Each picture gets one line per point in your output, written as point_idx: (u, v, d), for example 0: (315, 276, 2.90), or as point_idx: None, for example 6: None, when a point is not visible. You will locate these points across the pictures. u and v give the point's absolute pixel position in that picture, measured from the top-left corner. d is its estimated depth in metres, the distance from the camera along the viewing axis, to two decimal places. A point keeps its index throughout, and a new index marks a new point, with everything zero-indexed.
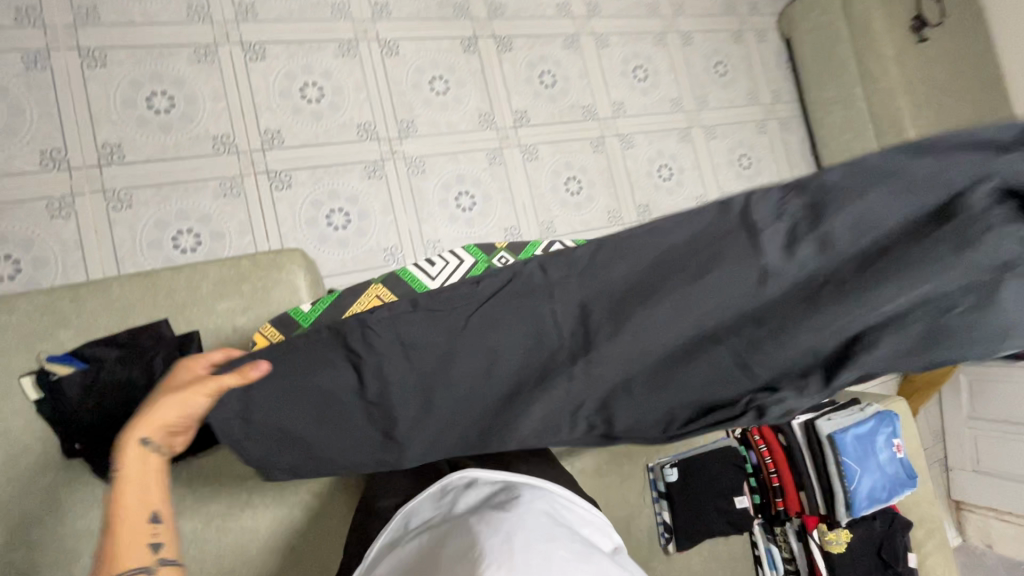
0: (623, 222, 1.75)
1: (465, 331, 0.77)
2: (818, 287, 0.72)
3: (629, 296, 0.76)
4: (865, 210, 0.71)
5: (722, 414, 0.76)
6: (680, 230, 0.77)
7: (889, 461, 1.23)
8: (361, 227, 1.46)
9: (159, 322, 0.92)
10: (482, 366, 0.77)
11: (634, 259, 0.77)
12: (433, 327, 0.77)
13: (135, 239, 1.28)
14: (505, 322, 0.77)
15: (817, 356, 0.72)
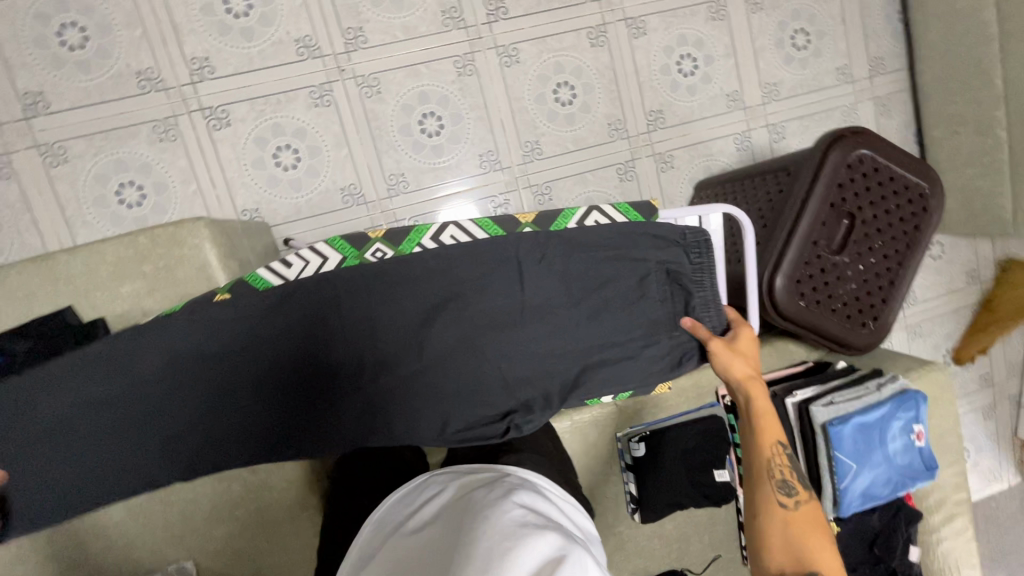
0: (628, 134, 1.46)
1: (262, 327, 0.76)
2: (619, 295, 0.81)
3: (461, 310, 0.79)
4: (703, 256, 0.82)
5: (475, 430, 0.80)
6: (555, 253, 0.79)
7: (904, 452, 0.92)
8: (313, 165, 1.31)
9: (63, 310, 0.88)
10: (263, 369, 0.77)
11: (481, 305, 0.78)
12: (229, 322, 0.75)
13: (79, 196, 1.23)
14: (312, 325, 0.77)
15: (602, 358, 0.81)
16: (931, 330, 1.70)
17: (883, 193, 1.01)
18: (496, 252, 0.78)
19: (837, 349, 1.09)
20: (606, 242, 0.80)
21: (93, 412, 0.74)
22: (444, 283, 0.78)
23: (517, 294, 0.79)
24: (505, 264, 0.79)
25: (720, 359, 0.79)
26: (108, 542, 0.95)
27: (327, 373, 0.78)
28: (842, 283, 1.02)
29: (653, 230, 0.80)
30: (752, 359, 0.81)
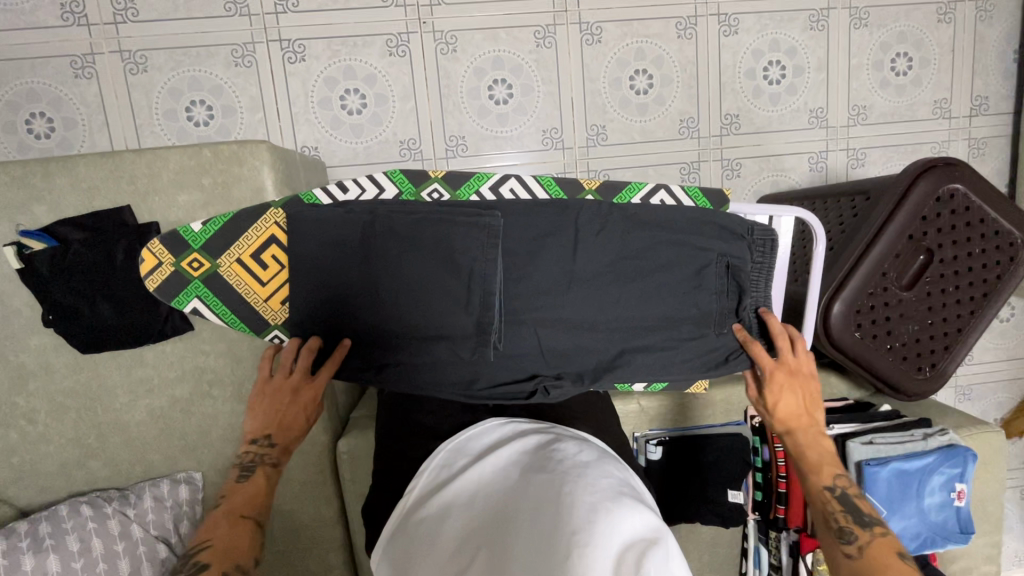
0: (698, 134, 1.40)
1: (333, 250, 0.82)
2: (673, 281, 0.83)
3: (516, 267, 0.82)
4: (765, 257, 0.83)
5: (506, 389, 0.83)
6: (616, 228, 0.82)
7: (940, 509, 0.86)
8: (377, 114, 1.31)
9: (122, 208, 0.90)
10: (326, 291, 0.83)
11: (537, 268, 0.82)
12: (310, 240, 0.83)
13: (152, 107, 1.26)
14: (373, 256, 0.81)
15: (644, 340, 0.83)
16: (981, 394, 1.60)
17: (970, 234, 0.94)
18: (554, 218, 0.81)
19: (884, 391, 1.02)
20: (668, 227, 0.82)
21: (230, 294, 0.89)
22: (506, 241, 0.81)
23: (569, 263, 0.82)
24: (565, 233, 0.82)
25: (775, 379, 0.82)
26: (127, 437, 0.98)
27: (382, 309, 0.81)
28: (903, 322, 0.96)
29: (718, 223, 0.82)
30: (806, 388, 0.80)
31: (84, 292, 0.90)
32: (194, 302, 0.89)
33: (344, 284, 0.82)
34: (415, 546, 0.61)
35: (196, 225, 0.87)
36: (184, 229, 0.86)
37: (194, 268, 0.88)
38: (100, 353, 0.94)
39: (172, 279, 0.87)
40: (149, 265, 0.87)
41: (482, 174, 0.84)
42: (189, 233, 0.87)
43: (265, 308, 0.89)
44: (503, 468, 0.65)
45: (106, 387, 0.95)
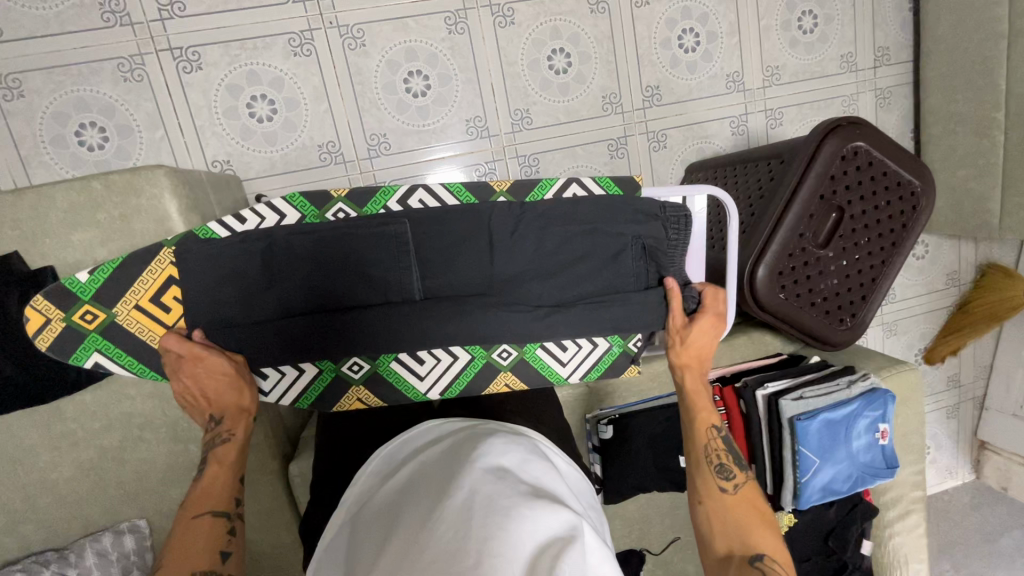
0: (622, 109, 1.40)
1: (248, 273, 0.83)
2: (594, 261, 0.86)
3: (436, 264, 0.84)
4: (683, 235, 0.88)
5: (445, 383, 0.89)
6: (527, 220, 0.85)
7: (867, 449, 0.93)
8: (290, 119, 1.25)
9: (8, 256, 0.83)
10: (248, 313, 0.83)
11: (458, 269, 0.84)
12: (220, 268, 0.83)
13: (36, 135, 1.15)
14: (292, 272, 0.83)
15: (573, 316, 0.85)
16: (905, 328, 1.72)
17: (875, 188, 0.98)
18: (464, 221, 0.85)
19: (812, 344, 1.08)
20: (580, 212, 0.86)
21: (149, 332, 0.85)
22: (422, 249, 0.84)
23: (488, 262, 0.84)
24: (481, 232, 0.85)
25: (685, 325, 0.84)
26: (57, 496, 0.92)
27: (292, 329, 0.82)
28: (824, 278, 1.00)
29: (631, 204, 0.87)
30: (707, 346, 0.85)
31: None
32: (94, 358, 0.85)
33: (260, 311, 0.83)
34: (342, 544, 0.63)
35: (82, 275, 0.83)
36: (70, 280, 0.82)
37: (87, 321, 0.84)
38: (11, 413, 0.87)
39: (64, 336, 0.83)
40: (35, 323, 0.82)
41: (386, 189, 0.86)
42: (76, 285, 0.83)
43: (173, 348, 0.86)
44: (429, 463, 0.65)
45: (24, 449, 0.89)
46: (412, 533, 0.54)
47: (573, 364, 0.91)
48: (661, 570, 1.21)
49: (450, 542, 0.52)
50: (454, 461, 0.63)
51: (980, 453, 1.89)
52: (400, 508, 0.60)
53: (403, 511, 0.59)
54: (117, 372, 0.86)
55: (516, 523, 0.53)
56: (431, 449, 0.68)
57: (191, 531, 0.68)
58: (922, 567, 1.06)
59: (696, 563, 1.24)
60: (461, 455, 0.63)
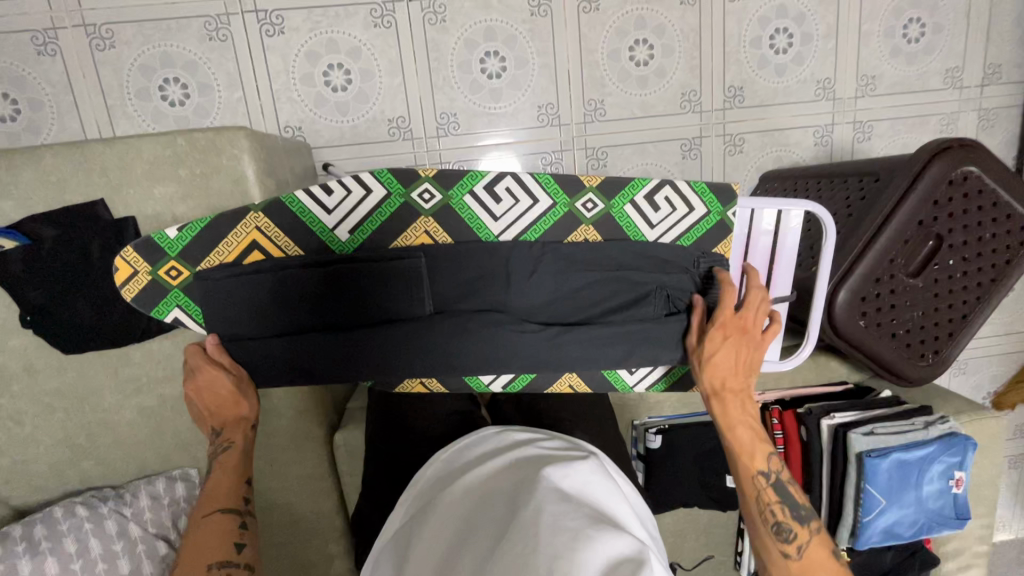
0: (700, 108, 1.34)
1: (292, 277, 0.77)
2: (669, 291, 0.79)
3: (494, 282, 0.78)
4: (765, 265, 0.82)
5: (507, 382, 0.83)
6: (591, 245, 0.79)
7: (938, 496, 0.87)
8: (363, 90, 1.24)
9: (94, 202, 0.85)
10: (299, 315, 0.77)
11: (472, 306, 0.78)
12: (262, 270, 0.77)
13: (122, 86, 1.18)
14: (339, 280, 0.76)
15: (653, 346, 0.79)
16: (976, 368, 1.61)
17: (980, 219, 0.91)
18: (480, 255, 0.78)
19: (885, 377, 1.01)
20: (602, 258, 0.79)
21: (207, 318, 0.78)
22: (440, 282, 0.78)
23: (503, 298, 0.78)
24: (497, 273, 0.78)
25: (723, 349, 0.72)
26: (117, 436, 0.96)
27: (273, 356, 0.77)
28: (909, 308, 0.94)
29: (660, 255, 0.80)
30: (746, 366, 0.72)
31: (59, 292, 0.86)
32: (174, 313, 0.80)
33: (306, 318, 0.77)
34: (398, 547, 0.65)
35: (171, 230, 0.76)
36: (157, 235, 0.76)
37: (171, 276, 0.78)
38: (83, 352, 0.91)
39: (148, 289, 0.78)
40: (121, 274, 0.77)
41: (474, 173, 0.77)
42: (163, 238, 0.77)
43: None
44: (492, 477, 0.66)
45: (92, 387, 0.93)
46: (478, 551, 0.55)
47: (639, 374, 0.85)
48: None
49: (512, 558, 0.52)
50: (515, 482, 0.63)
51: None
52: (461, 522, 0.60)
53: (464, 524, 0.60)
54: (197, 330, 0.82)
55: (582, 545, 0.52)
56: (490, 462, 0.68)
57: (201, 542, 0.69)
58: None
59: None
60: (522, 477, 0.63)
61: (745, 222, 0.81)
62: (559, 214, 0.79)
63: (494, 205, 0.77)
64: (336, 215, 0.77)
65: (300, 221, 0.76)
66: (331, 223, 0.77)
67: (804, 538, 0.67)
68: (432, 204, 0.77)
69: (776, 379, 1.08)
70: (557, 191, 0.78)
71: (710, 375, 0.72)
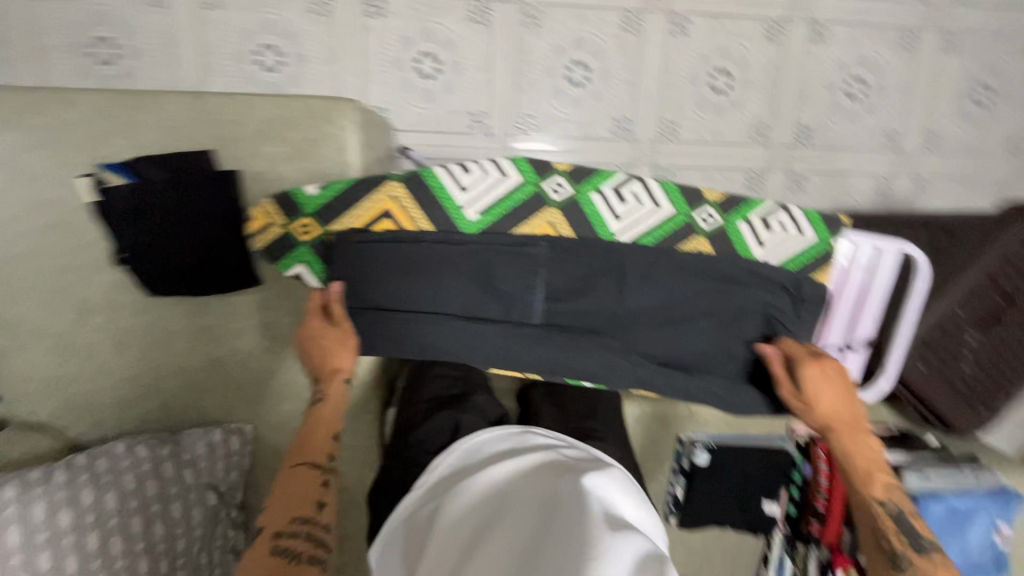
0: (769, 142, 1.38)
1: (415, 249, 0.79)
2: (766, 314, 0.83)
3: (606, 280, 0.82)
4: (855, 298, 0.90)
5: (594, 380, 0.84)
6: (706, 259, 0.82)
7: (981, 547, 0.88)
8: (451, 81, 1.27)
9: (203, 153, 0.88)
10: (409, 284, 0.79)
11: (585, 302, 0.81)
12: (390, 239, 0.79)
13: (220, 46, 1.21)
14: (458, 257, 0.79)
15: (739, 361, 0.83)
16: None
17: None
18: (598, 250, 0.82)
19: (932, 424, 1.03)
20: (711, 276, 0.82)
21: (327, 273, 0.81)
22: (553, 270, 0.81)
23: (614, 299, 0.81)
24: (612, 271, 0.82)
25: (815, 389, 0.74)
26: (184, 384, 0.98)
27: (397, 328, 0.79)
28: (967, 359, 0.96)
29: (766, 273, 0.82)
30: (840, 399, 0.74)
31: (158, 235, 0.89)
32: (297, 268, 0.84)
33: (414, 290, 0.79)
34: (415, 542, 0.64)
35: (311, 188, 0.81)
36: (299, 191, 0.80)
37: (303, 232, 0.82)
38: (167, 296, 0.93)
39: (277, 242, 0.83)
40: (257, 223, 0.82)
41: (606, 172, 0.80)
42: (301, 196, 0.81)
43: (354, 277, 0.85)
44: (515, 477, 0.65)
45: (169, 331, 0.95)
46: (504, 544, 0.55)
47: None
48: None
49: (539, 560, 0.51)
50: (541, 483, 0.63)
51: None
52: (484, 519, 0.60)
53: (487, 521, 0.59)
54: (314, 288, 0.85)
55: (612, 541, 0.53)
56: (512, 460, 0.67)
57: (290, 483, 0.68)
58: None
59: None
60: (548, 477, 0.63)
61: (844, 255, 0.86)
62: (679, 223, 0.83)
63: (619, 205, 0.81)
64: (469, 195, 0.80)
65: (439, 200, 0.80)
66: (462, 201, 0.79)
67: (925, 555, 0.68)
68: (562, 197, 0.81)
69: None
70: (679, 201, 0.82)
71: (822, 418, 0.74)
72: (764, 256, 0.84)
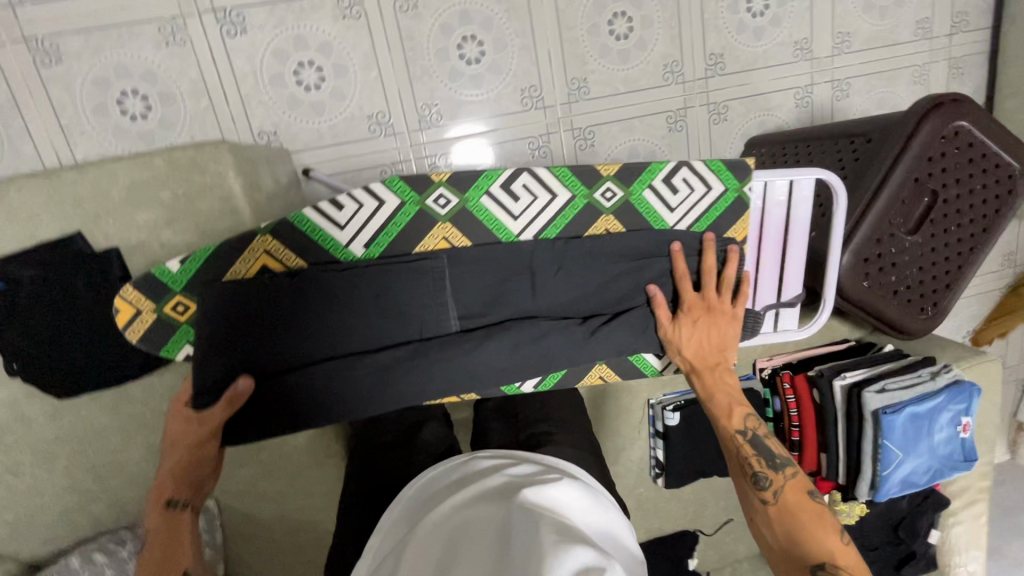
0: (683, 79, 1.33)
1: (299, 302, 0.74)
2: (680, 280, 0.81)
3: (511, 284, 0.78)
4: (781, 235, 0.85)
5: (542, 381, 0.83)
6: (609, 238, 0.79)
7: (948, 443, 0.91)
8: (339, 87, 1.18)
9: (71, 236, 0.80)
10: (310, 334, 0.74)
11: (498, 312, 0.78)
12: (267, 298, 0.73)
13: (76, 102, 1.09)
14: (348, 295, 0.74)
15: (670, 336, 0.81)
16: (957, 310, 1.68)
17: (972, 171, 0.92)
18: (497, 254, 0.77)
19: (887, 332, 1.04)
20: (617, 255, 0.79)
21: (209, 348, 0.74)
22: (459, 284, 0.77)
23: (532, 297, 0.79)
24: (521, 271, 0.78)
25: (686, 335, 0.78)
26: (128, 477, 0.92)
27: (296, 387, 0.74)
28: (909, 265, 0.96)
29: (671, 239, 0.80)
30: (713, 343, 0.78)
31: (49, 335, 0.81)
32: (185, 348, 0.80)
33: (313, 343, 0.74)
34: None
35: (174, 264, 0.75)
36: (160, 270, 0.75)
37: (178, 311, 0.77)
38: (79, 396, 0.86)
39: (152, 328, 0.77)
40: (124, 315, 0.76)
41: (490, 172, 0.75)
42: (165, 273, 0.76)
43: None
44: (469, 500, 0.65)
45: (94, 430, 0.88)
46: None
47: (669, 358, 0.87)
48: (714, 550, 1.23)
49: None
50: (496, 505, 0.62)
51: (1015, 439, 1.86)
52: (437, 551, 0.59)
53: (441, 553, 0.59)
54: None
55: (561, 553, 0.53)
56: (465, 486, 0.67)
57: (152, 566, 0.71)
58: (980, 553, 1.07)
59: (747, 545, 1.25)
60: (502, 498, 0.63)
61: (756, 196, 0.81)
62: (580, 206, 0.77)
63: (513, 204, 0.76)
64: (348, 231, 0.75)
65: (315, 242, 0.74)
66: (344, 239, 0.75)
67: (784, 480, 0.70)
68: (447, 209, 0.75)
69: (783, 345, 1.10)
70: (575, 183, 0.76)
71: (688, 356, 0.78)
72: (675, 221, 0.81)
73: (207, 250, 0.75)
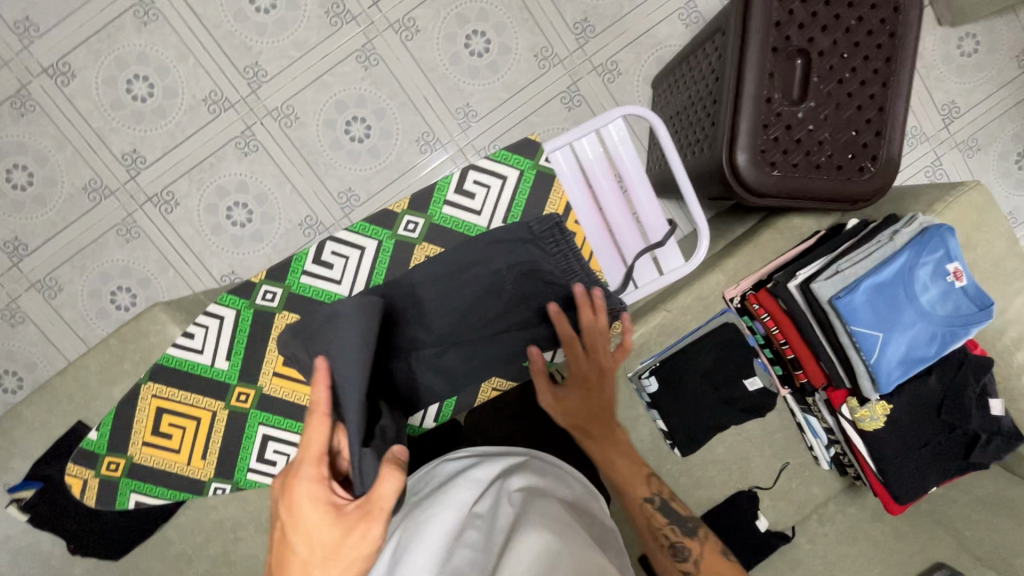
0: (559, 58, 1.33)
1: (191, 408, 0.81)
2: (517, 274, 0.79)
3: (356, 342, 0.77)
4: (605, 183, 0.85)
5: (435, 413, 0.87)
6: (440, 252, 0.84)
7: (943, 300, 0.78)
8: (266, 212, 1.32)
9: (75, 426, 0.96)
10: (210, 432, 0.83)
11: None
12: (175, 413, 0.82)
13: (84, 315, 1.32)
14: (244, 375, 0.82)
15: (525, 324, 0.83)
16: (995, 136, 1.42)
17: (838, 10, 0.83)
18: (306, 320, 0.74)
19: (844, 207, 0.93)
20: None
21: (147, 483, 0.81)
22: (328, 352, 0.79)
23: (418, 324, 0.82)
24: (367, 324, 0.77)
25: (314, 434, 0.63)
26: None
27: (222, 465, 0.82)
28: (819, 134, 0.86)
29: (494, 238, 0.77)
30: (320, 454, 0.62)
31: (87, 511, 0.96)
32: (134, 498, 0.81)
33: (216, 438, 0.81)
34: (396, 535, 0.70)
35: (93, 432, 0.79)
36: (84, 442, 0.79)
37: (113, 469, 0.80)
38: (129, 554, 0.99)
39: (100, 491, 0.79)
40: (78, 487, 0.79)
41: (298, 254, 0.78)
42: (91, 443, 0.79)
43: (194, 471, 0.81)
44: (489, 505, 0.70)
45: None
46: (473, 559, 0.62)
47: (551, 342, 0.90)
48: (786, 504, 1.08)
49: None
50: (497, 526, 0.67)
51: None
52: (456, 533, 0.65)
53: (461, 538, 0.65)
54: (161, 504, 0.82)
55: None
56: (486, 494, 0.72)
57: None
58: None
59: (824, 485, 1.09)
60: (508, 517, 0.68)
61: (565, 161, 0.83)
62: (392, 248, 0.81)
63: (329, 272, 0.79)
64: (209, 351, 0.78)
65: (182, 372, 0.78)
66: (208, 360, 0.78)
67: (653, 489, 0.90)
68: (277, 300, 0.78)
69: (745, 266, 1.00)
70: (376, 230, 0.80)
71: (310, 471, 0.62)
72: (495, 220, 0.82)
73: (115, 410, 0.79)
